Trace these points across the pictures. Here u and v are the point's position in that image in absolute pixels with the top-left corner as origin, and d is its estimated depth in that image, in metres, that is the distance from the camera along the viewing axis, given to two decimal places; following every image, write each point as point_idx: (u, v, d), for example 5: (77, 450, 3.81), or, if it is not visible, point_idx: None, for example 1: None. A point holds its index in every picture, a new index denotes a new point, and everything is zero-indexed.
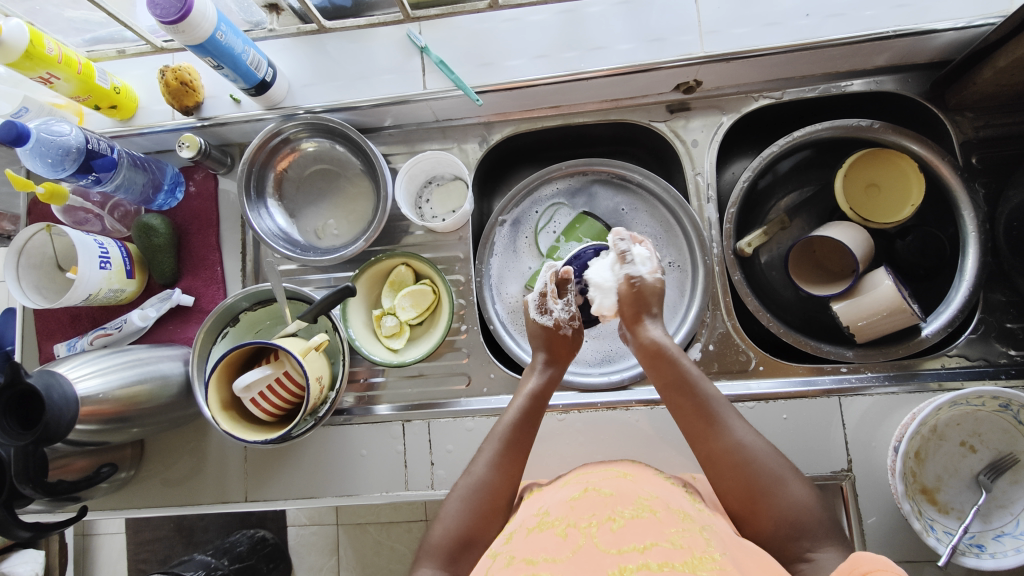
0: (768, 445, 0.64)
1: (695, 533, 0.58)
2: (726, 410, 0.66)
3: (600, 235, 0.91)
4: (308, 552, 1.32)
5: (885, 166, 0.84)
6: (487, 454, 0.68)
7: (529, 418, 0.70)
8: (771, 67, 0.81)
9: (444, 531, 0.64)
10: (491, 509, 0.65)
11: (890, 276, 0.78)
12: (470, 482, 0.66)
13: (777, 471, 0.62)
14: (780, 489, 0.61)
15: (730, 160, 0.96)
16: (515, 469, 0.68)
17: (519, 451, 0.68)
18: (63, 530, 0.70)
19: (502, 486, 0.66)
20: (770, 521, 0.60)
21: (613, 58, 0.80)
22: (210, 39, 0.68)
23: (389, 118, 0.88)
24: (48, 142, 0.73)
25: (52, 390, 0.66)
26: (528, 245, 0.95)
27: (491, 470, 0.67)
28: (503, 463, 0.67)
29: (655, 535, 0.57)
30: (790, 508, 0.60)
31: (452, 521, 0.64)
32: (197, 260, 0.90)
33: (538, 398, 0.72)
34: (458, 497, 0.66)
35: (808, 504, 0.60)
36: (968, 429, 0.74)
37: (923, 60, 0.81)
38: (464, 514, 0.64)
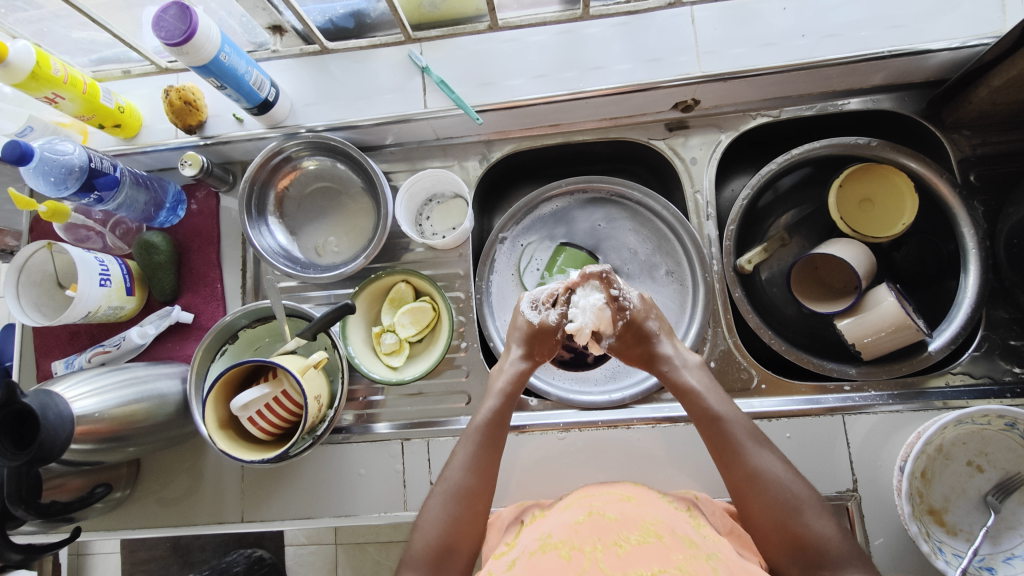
0: (793, 472, 0.65)
1: (702, 561, 0.56)
2: (747, 437, 0.66)
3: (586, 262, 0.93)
4: (306, 572, 1.30)
5: (879, 182, 0.84)
6: (463, 456, 0.69)
7: (501, 418, 0.71)
8: (768, 86, 0.82)
9: (424, 539, 0.65)
10: (467, 514, 0.66)
11: (894, 293, 0.77)
12: (447, 487, 0.67)
13: (795, 500, 0.62)
14: (799, 519, 0.61)
15: (729, 177, 0.96)
16: (491, 468, 0.69)
17: (493, 451, 0.69)
18: (57, 551, 0.69)
19: (479, 489, 0.67)
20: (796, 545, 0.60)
21: (612, 78, 0.81)
22: (214, 61, 0.69)
23: (390, 136, 0.88)
24: (52, 161, 0.73)
25: (48, 410, 0.65)
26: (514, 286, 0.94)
27: (467, 474, 0.68)
28: (478, 464, 0.68)
29: (661, 561, 0.56)
30: (807, 537, 0.60)
31: (431, 529, 0.65)
32: (197, 277, 0.90)
33: (508, 397, 0.73)
34: (435, 503, 0.67)
35: (831, 537, 0.60)
36: (974, 448, 0.73)
37: (919, 79, 0.82)
38: (442, 522, 0.65)
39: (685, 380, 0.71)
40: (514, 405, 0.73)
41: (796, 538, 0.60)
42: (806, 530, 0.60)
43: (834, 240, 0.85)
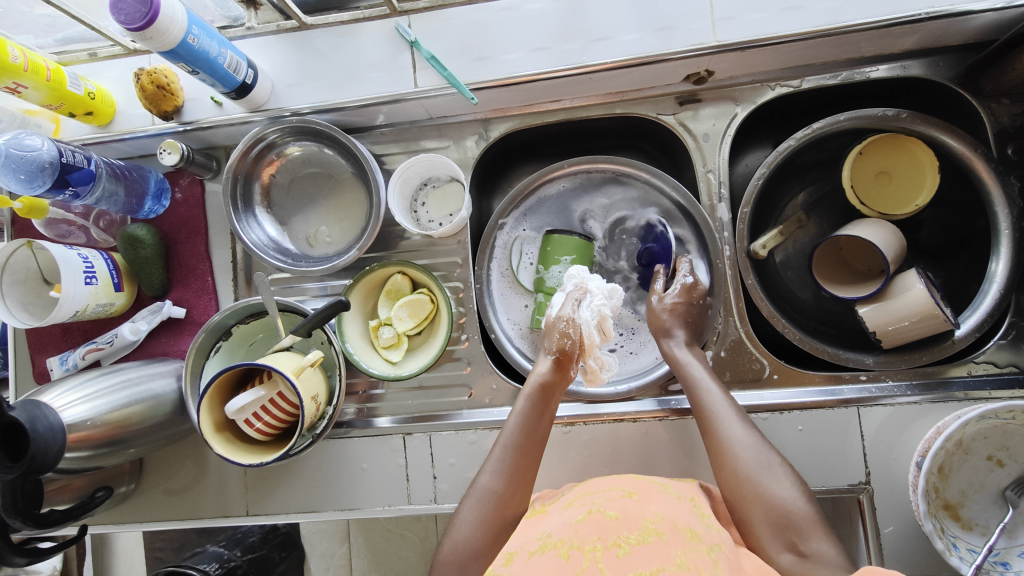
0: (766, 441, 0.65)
1: (702, 554, 0.56)
2: (724, 405, 0.67)
3: (579, 248, 0.82)
4: (320, 540, 1.30)
5: (898, 154, 0.79)
6: (493, 462, 0.67)
7: (539, 413, 0.70)
8: (789, 55, 0.75)
9: (455, 544, 0.62)
10: (500, 522, 0.64)
11: (924, 279, 0.73)
12: (478, 493, 0.65)
13: (762, 461, 0.62)
14: (764, 479, 0.61)
15: (744, 151, 0.89)
16: (523, 476, 0.66)
17: (528, 456, 0.67)
18: (56, 556, 0.70)
19: (509, 494, 0.65)
20: (759, 508, 0.60)
21: (618, 50, 0.74)
22: (182, 44, 0.63)
23: (381, 117, 0.83)
24: (19, 158, 0.69)
25: (37, 421, 0.64)
26: (512, 286, 0.89)
27: (497, 478, 0.65)
28: (508, 467, 0.66)
29: (661, 559, 0.55)
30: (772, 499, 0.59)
31: (464, 530, 0.63)
32: (186, 270, 0.87)
33: (544, 389, 0.71)
34: (469, 507, 0.64)
35: (795, 501, 0.59)
36: (995, 442, 0.70)
37: (956, 42, 0.75)
38: (476, 525, 0.63)
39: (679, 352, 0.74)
40: (551, 406, 0.71)
41: (767, 499, 0.60)
42: (767, 496, 0.60)
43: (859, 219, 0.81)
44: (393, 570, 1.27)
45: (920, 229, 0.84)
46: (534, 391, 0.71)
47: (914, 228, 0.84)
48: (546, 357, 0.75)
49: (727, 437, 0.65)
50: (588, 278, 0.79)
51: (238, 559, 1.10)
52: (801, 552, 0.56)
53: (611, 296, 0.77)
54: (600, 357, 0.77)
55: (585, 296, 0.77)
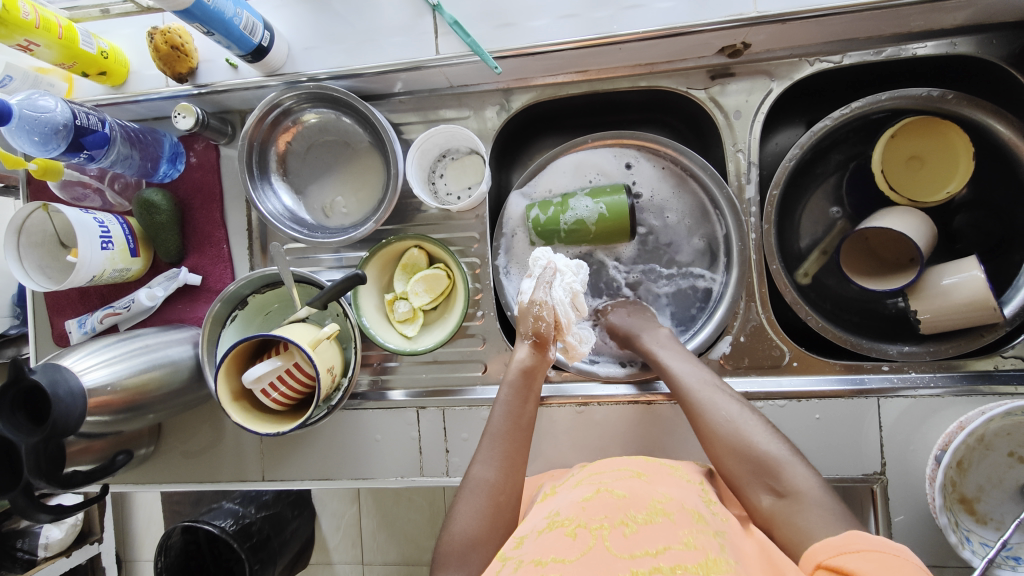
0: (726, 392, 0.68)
1: (709, 536, 0.56)
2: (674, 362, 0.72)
3: (620, 213, 0.78)
4: (331, 499, 1.34)
5: (933, 139, 0.76)
6: (485, 452, 0.66)
7: (520, 396, 0.71)
8: (832, 28, 0.71)
9: (453, 534, 0.60)
10: (500, 508, 0.62)
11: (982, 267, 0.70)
12: (472, 483, 0.64)
13: (729, 413, 0.65)
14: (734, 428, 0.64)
15: (775, 129, 0.86)
16: (518, 464, 0.66)
17: (515, 441, 0.67)
18: (80, 513, 0.71)
19: (506, 483, 0.64)
20: (734, 454, 0.62)
21: (651, 19, 0.71)
22: (197, 4, 0.61)
23: (399, 84, 0.80)
24: (33, 120, 0.66)
25: (59, 385, 0.64)
26: (547, 181, 0.85)
27: (490, 467, 0.65)
28: (501, 456, 0.65)
29: (668, 538, 0.55)
30: (745, 446, 0.62)
31: (462, 521, 0.61)
32: (202, 237, 0.87)
33: (527, 373, 0.72)
34: (465, 499, 0.63)
35: (768, 444, 0.62)
36: (1018, 439, 0.68)
37: (1013, 18, 0.70)
38: (475, 515, 0.61)
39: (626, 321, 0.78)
40: (534, 389, 0.72)
41: (742, 448, 0.62)
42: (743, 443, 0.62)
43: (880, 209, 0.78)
44: (402, 531, 1.31)
45: (958, 240, 0.81)
46: (515, 376, 0.72)
47: (951, 242, 0.82)
48: (523, 341, 0.75)
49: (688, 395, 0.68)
50: (555, 257, 0.78)
51: (252, 517, 1.11)
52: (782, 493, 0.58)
53: (577, 272, 0.77)
54: (579, 333, 0.77)
55: (556, 276, 0.75)
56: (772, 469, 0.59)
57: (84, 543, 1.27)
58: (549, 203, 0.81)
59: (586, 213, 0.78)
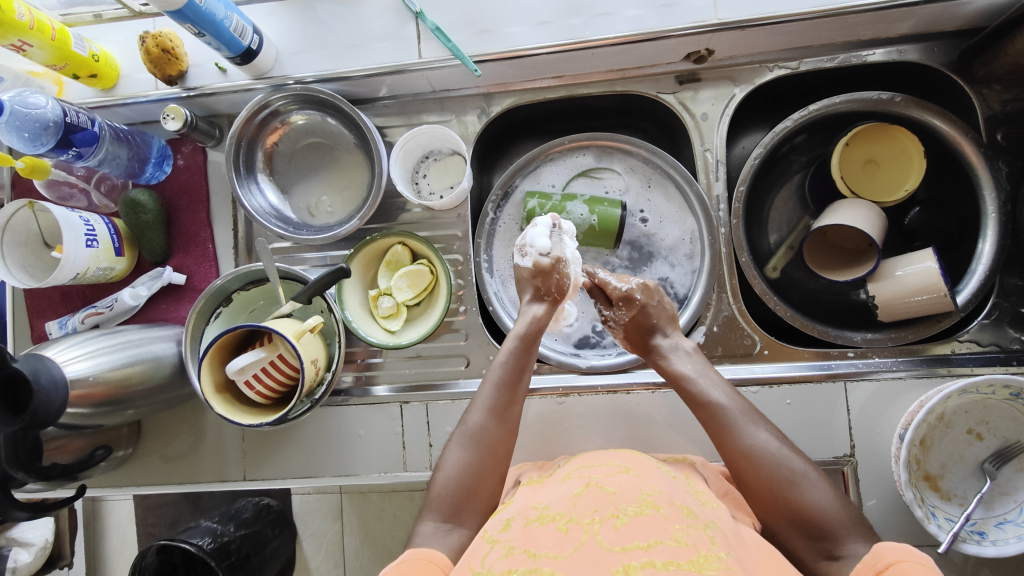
0: (792, 448, 0.62)
1: (700, 530, 0.54)
2: (742, 416, 0.65)
3: (608, 222, 0.82)
4: (308, 521, 1.18)
5: (885, 143, 0.81)
6: (483, 401, 0.69)
7: (522, 356, 0.71)
8: (788, 35, 0.76)
9: (443, 482, 0.65)
10: (490, 457, 0.66)
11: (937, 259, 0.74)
12: (466, 430, 0.67)
13: (791, 472, 0.60)
14: (797, 489, 0.59)
15: (741, 133, 0.91)
16: (511, 414, 0.69)
17: (514, 394, 0.69)
18: (61, 510, 0.70)
19: (499, 431, 0.67)
20: (792, 518, 0.58)
21: (620, 25, 0.75)
22: (189, 5, 0.64)
23: (383, 89, 0.83)
24: (23, 116, 0.69)
25: (41, 374, 0.65)
26: (549, 175, 0.89)
27: (486, 416, 0.68)
28: (498, 406, 0.68)
29: (659, 532, 0.52)
30: (805, 511, 0.58)
31: (454, 470, 0.65)
32: (187, 237, 0.88)
33: (529, 334, 0.73)
34: (457, 446, 0.67)
35: (831, 509, 0.58)
36: (976, 416, 0.72)
37: (951, 27, 0.76)
38: (464, 462, 0.65)
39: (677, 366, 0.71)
40: (536, 342, 0.73)
41: (797, 512, 0.58)
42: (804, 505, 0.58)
43: (838, 201, 0.82)
44: (385, 548, 1.25)
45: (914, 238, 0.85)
46: (521, 330, 0.73)
47: (909, 239, 0.86)
48: (529, 301, 0.77)
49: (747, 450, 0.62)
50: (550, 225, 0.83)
51: (230, 534, 1.03)
52: (840, 557, 0.55)
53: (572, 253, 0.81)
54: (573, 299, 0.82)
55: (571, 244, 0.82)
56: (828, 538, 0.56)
57: (55, 568, 1.24)
58: (550, 197, 0.84)
59: (579, 221, 0.83)
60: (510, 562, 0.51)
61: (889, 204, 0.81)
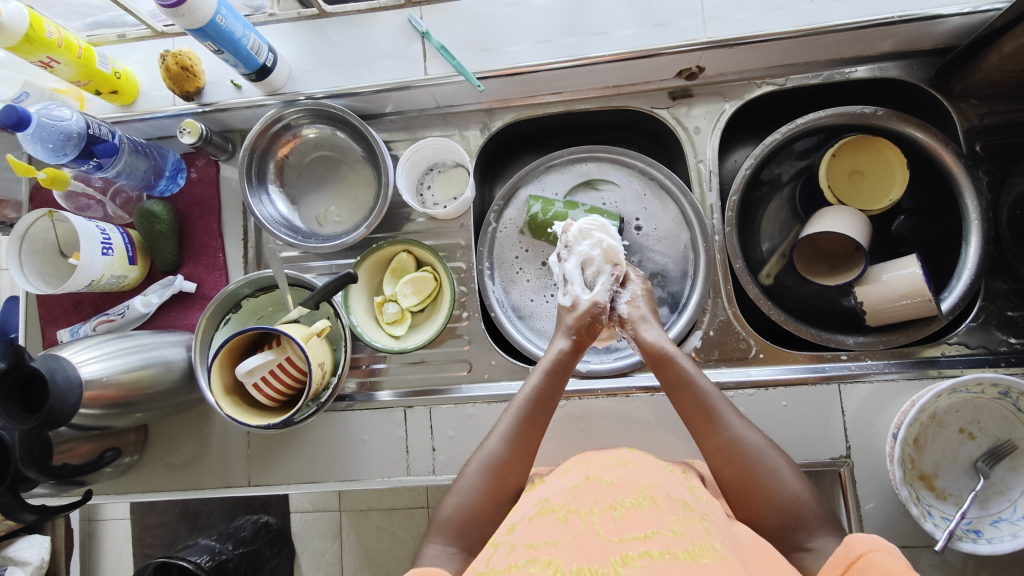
0: (768, 441, 0.65)
1: (695, 522, 0.55)
2: (725, 407, 0.67)
3: None
4: (312, 537, 1.26)
5: (869, 155, 0.84)
6: (502, 429, 0.69)
7: (546, 394, 0.71)
8: (774, 53, 0.81)
9: (453, 507, 0.66)
10: (502, 484, 0.67)
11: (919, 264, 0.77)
12: (483, 458, 0.68)
13: (770, 464, 0.62)
14: (774, 479, 0.61)
15: (732, 147, 0.95)
16: (530, 445, 0.69)
17: (535, 429, 0.69)
18: (69, 513, 0.71)
19: (515, 462, 0.68)
20: (767, 509, 0.60)
21: (616, 44, 0.80)
22: (210, 24, 0.68)
23: (390, 104, 0.87)
24: (49, 128, 0.72)
25: (56, 373, 0.67)
26: (552, 181, 0.92)
27: (504, 445, 0.68)
28: (518, 438, 0.68)
29: (656, 523, 0.53)
30: (779, 500, 0.60)
31: (465, 495, 0.66)
32: (198, 247, 0.91)
33: (555, 372, 0.72)
34: (473, 473, 0.67)
35: (803, 498, 0.60)
36: (967, 416, 0.74)
37: (927, 46, 0.81)
38: (477, 489, 0.66)
39: (664, 348, 0.71)
40: (562, 383, 0.72)
41: (772, 501, 0.60)
42: (779, 492, 0.61)
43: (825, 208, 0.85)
44: (384, 567, 1.23)
45: (903, 244, 0.90)
46: (545, 369, 0.73)
47: (896, 246, 0.90)
48: (558, 337, 0.75)
49: (726, 441, 0.64)
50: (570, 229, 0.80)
51: (229, 553, 1.08)
52: (810, 549, 0.57)
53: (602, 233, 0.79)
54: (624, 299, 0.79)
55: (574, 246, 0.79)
56: (798, 526, 0.59)
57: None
58: (552, 203, 0.88)
59: None
60: (513, 557, 0.51)
61: (874, 212, 0.84)
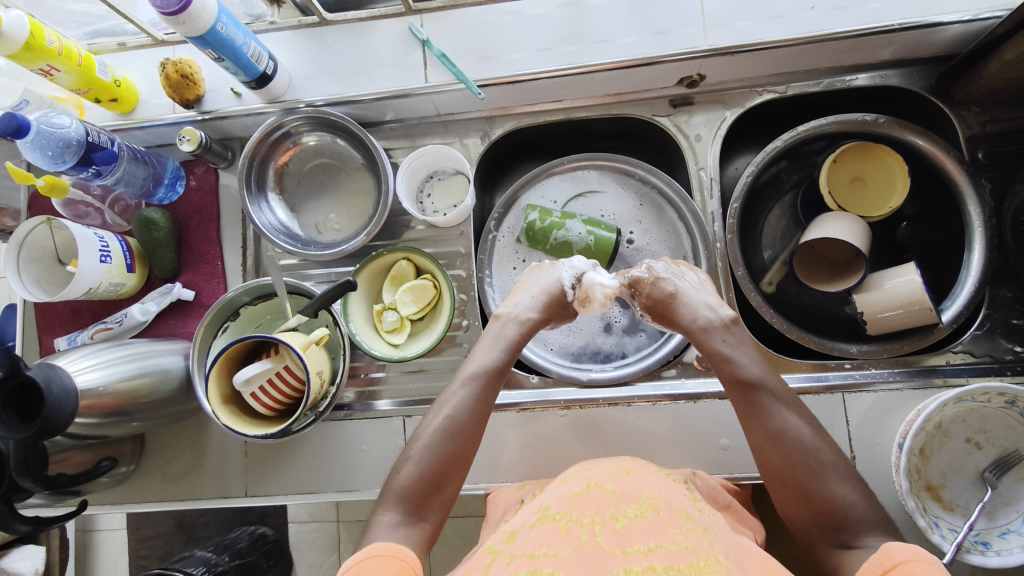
0: (820, 436, 0.62)
1: (698, 534, 0.54)
2: (777, 399, 0.64)
3: (603, 245, 0.85)
4: (309, 548, 1.24)
5: (871, 162, 0.84)
6: (461, 396, 0.69)
7: (506, 365, 0.72)
8: (775, 61, 0.81)
9: (411, 474, 0.64)
10: (458, 453, 0.66)
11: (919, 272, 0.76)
12: (442, 423, 0.66)
13: (816, 462, 0.60)
14: (820, 478, 0.59)
15: (733, 155, 0.95)
16: (486, 413, 0.69)
17: (491, 397, 0.70)
18: (64, 524, 0.70)
19: (473, 429, 0.67)
20: (810, 505, 0.59)
21: (616, 52, 0.80)
22: (211, 31, 0.68)
23: (391, 112, 0.87)
24: (48, 135, 0.72)
25: (53, 382, 0.65)
26: (553, 191, 0.92)
27: (464, 411, 0.67)
28: (477, 404, 0.68)
29: (659, 536, 0.52)
30: (825, 500, 0.58)
31: (421, 462, 0.64)
32: (197, 255, 0.90)
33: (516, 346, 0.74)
34: (432, 440, 0.66)
35: (853, 502, 0.58)
36: (973, 425, 0.73)
37: (928, 54, 0.81)
38: (435, 457, 0.65)
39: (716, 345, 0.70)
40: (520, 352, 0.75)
41: (814, 499, 0.58)
42: (824, 490, 0.58)
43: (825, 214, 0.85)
44: None
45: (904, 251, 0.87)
46: (508, 344, 0.74)
47: (899, 253, 0.88)
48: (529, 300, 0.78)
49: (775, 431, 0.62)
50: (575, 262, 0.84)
51: (226, 565, 1.08)
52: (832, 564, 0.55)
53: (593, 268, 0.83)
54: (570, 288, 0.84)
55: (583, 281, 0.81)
56: (844, 529, 0.56)
57: None
58: (551, 212, 0.87)
59: (576, 238, 0.86)
60: (512, 567, 0.50)
61: (875, 220, 0.84)
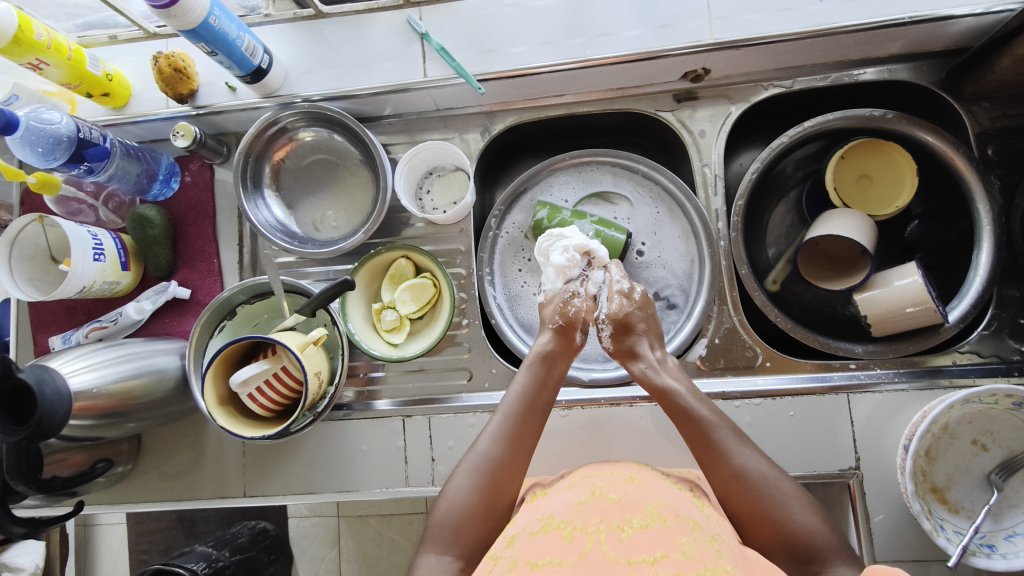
0: (776, 470, 0.62)
1: (706, 543, 0.52)
2: (729, 435, 0.64)
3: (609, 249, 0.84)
4: (310, 543, 1.24)
5: (878, 159, 0.82)
6: (493, 428, 0.67)
7: (539, 388, 0.70)
8: (781, 55, 0.79)
9: (449, 510, 0.63)
10: (496, 486, 0.64)
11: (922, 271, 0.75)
12: (476, 458, 0.65)
13: (780, 496, 0.59)
14: (787, 513, 0.58)
15: (738, 150, 0.93)
16: (521, 440, 0.67)
17: (526, 425, 0.68)
18: (62, 524, 0.69)
19: (510, 461, 0.65)
20: (779, 543, 0.58)
21: (619, 45, 0.78)
22: (204, 24, 0.66)
23: (389, 107, 0.85)
24: (39, 131, 0.70)
25: (45, 384, 0.64)
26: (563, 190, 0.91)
27: (497, 444, 0.66)
28: (510, 433, 0.66)
29: (665, 545, 0.51)
30: (794, 535, 0.57)
31: (459, 497, 0.63)
32: (193, 252, 0.89)
33: (545, 365, 0.71)
34: (464, 474, 0.65)
35: (819, 532, 0.58)
36: (980, 427, 0.72)
37: (938, 47, 0.79)
38: (471, 492, 0.64)
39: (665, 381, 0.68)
40: (552, 376, 0.71)
41: (787, 538, 0.58)
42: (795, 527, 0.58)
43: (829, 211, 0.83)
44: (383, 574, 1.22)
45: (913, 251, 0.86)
46: (534, 361, 0.72)
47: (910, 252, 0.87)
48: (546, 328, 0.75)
49: (738, 471, 0.61)
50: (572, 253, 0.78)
51: (226, 560, 1.04)
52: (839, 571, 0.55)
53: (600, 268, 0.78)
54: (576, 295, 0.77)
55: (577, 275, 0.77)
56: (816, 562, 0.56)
57: None
58: (560, 211, 0.86)
59: None
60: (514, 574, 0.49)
61: (880, 218, 0.83)
